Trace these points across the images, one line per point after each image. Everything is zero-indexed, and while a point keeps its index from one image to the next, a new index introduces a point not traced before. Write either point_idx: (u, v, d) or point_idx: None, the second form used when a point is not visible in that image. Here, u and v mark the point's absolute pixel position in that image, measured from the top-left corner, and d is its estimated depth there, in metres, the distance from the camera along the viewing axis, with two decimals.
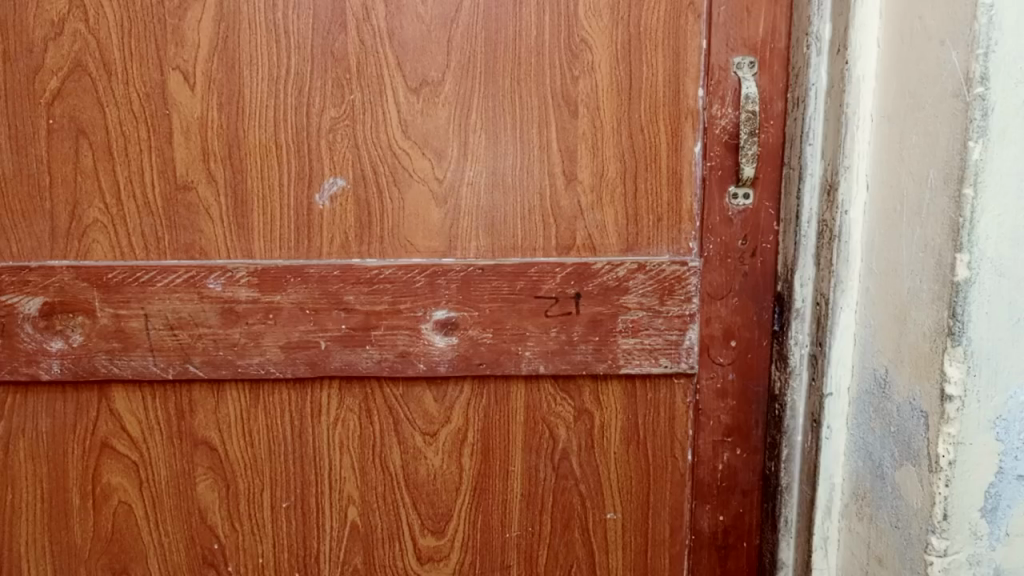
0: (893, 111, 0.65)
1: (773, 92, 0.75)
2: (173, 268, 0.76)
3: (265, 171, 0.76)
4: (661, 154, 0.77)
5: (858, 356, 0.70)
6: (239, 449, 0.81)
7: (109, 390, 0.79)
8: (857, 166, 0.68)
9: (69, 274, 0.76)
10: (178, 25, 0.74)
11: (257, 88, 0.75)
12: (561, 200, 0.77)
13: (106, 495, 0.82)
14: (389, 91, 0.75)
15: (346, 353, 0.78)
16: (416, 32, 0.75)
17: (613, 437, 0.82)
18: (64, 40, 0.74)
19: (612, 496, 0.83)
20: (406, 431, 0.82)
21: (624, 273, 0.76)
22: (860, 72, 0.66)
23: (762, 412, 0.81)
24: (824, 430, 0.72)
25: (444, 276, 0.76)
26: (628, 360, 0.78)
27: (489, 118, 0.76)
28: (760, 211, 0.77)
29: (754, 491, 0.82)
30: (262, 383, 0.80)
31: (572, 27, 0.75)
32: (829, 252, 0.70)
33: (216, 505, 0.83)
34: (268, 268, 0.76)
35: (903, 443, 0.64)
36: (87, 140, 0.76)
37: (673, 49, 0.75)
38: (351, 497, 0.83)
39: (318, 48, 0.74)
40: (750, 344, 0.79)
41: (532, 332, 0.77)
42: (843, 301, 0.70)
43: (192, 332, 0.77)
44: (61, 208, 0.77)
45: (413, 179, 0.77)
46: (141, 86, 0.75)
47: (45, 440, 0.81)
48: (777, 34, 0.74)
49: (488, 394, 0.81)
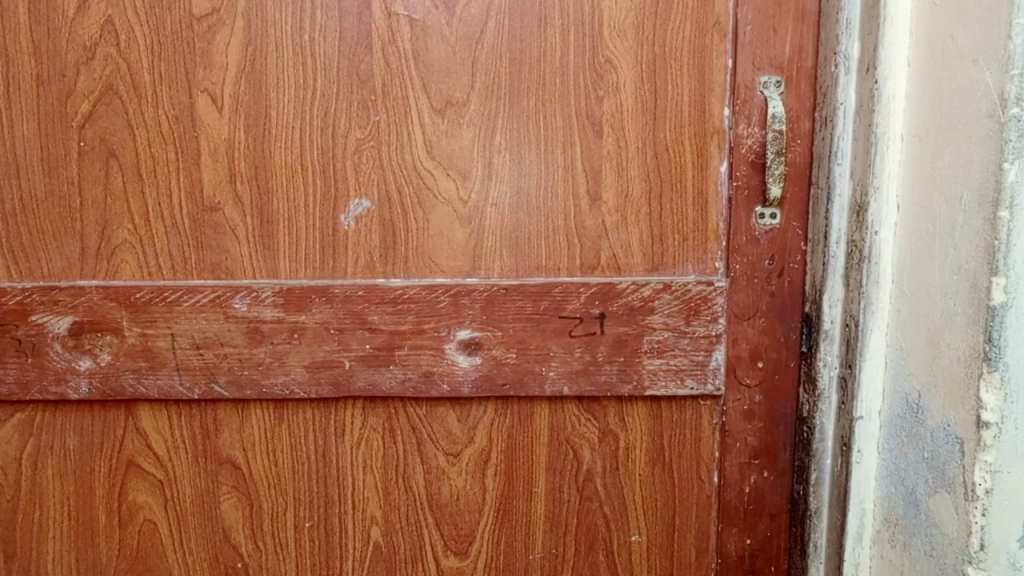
0: (924, 132, 0.64)
1: (800, 111, 0.74)
2: (199, 288, 0.77)
3: (291, 192, 0.77)
4: (686, 173, 0.76)
5: (889, 379, 0.69)
6: (264, 467, 0.82)
7: (136, 408, 0.80)
8: (886, 186, 0.67)
9: (98, 294, 0.76)
10: (207, 48, 0.75)
11: (284, 110, 0.76)
12: (585, 220, 0.77)
13: (132, 513, 0.82)
14: (414, 112, 0.76)
15: (371, 373, 0.78)
16: (441, 54, 0.75)
17: (638, 459, 0.81)
18: (96, 64, 0.75)
19: (636, 518, 0.82)
20: (429, 451, 0.81)
21: (649, 293, 0.76)
22: (889, 92, 0.66)
23: (790, 435, 0.79)
24: (854, 454, 0.71)
25: (467, 295, 0.76)
26: (653, 380, 0.77)
27: (514, 139, 0.76)
28: (788, 231, 0.76)
29: (782, 515, 0.81)
30: (287, 403, 0.80)
31: (596, 48, 0.75)
32: (858, 273, 0.69)
33: (240, 525, 0.83)
34: (294, 288, 0.76)
35: (937, 470, 0.63)
36: (117, 161, 0.77)
37: (697, 69, 0.75)
38: (375, 517, 0.83)
39: (344, 70, 0.75)
40: (778, 364, 0.78)
41: (556, 352, 0.77)
42: (874, 323, 0.69)
43: (217, 351, 0.77)
44: (90, 228, 0.77)
45: (437, 200, 0.77)
46: (171, 109, 0.76)
47: (73, 458, 0.81)
48: (805, 52, 0.74)
49: (512, 414, 0.80)
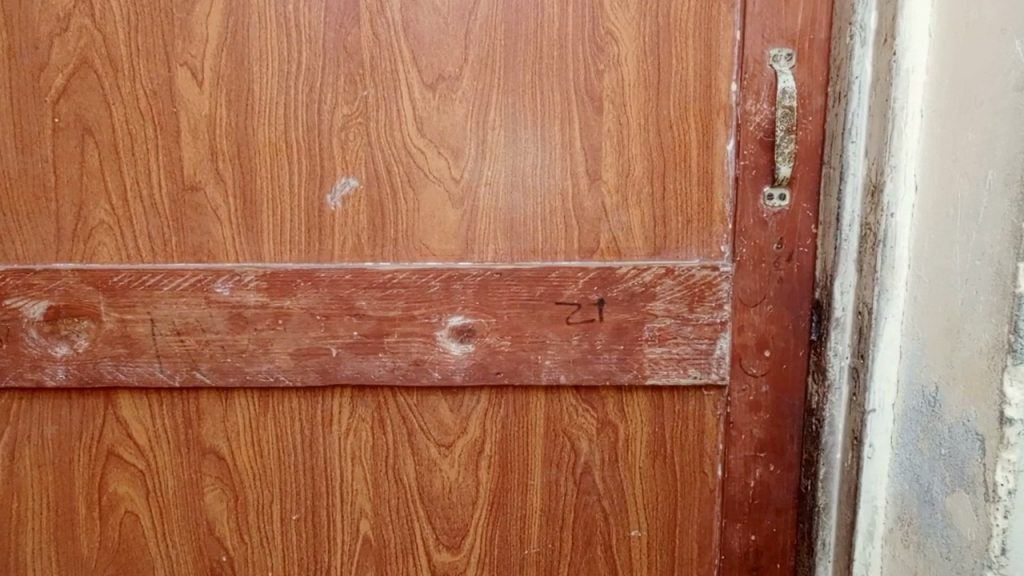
0: (945, 107, 0.60)
1: (812, 86, 0.70)
2: (179, 271, 0.73)
3: (275, 171, 0.73)
4: (691, 152, 0.72)
5: (904, 370, 0.65)
6: (248, 458, 0.79)
7: (116, 396, 0.77)
8: (904, 165, 0.63)
9: (75, 277, 0.73)
10: (185, 18, 0.71)
11: (267, 85, 0.72)
12: (584, 201, 0.73)
13: (113, 505, 0.79)
14: (403, 87, 0.72)
15: (359, 361, 0.74)
16: (432, 25, 0.71)
17: (639, 451, 0.77)
18: (69, 36, 0.71)
19: (636, 512, 0.79)
20: (421, 442, 0.78)
21: (650, 278, 0.72)
22: (909, 64, 0.61)
23: (797, 428, 0.76)
24: (865, 449, 0.67)
25: (460, 280, 0.73)
26: (654, 370, 0.74)
27: (509, 116, 0.72)
28: (798, 213, 0.72)
29: (788, 510, 0.77)
30: (272, 391, 0.77)
31: (597, 18, 0.70)
32: (872, 258, 0.66)
33: (224, 517, 0.80)
34: (278, 272, 0.73)
35: (955, 468, 0.59)
36: (93, 138, 0.73)
37: (703, 41, 0.71)
38: (364, 510, 0.80)
39: (330, 42, 0.71)
40: (786, 354, 0.74)
41: (552, 340, 0.73)
42: (888, 310, 0.65)
43: (199, 338, 0.74)
44: (66, 209, 0.74)
45: (429, 179, 0.73)
46: (148, 83, 0.72)
47: (51, 448, 0.78)
48: (818, 23, 0.69)
49: (507, 404, 0.77)
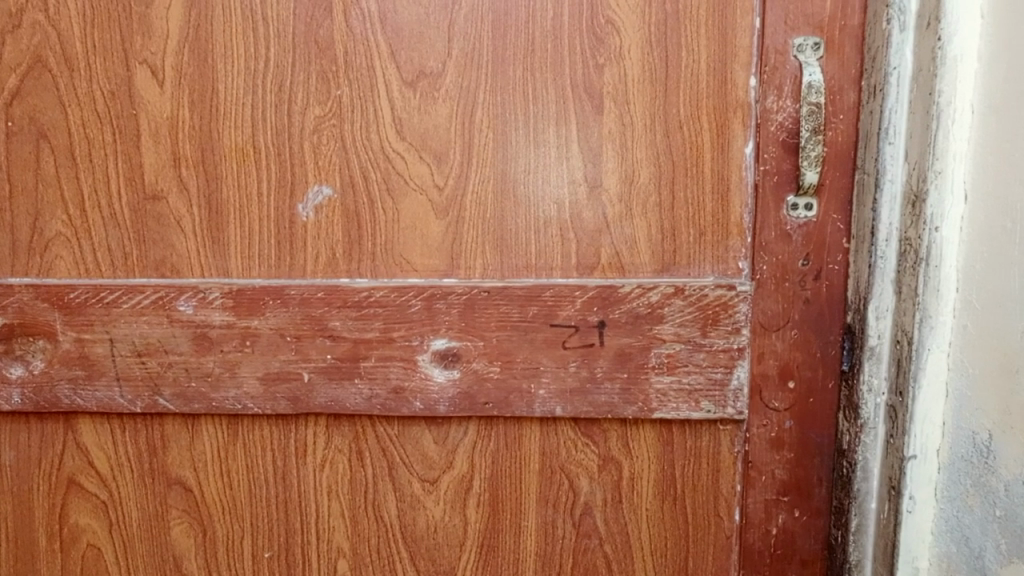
0: (1001, 102, 0.50)
1: (843, 79, 0.61)
2: (140, 287, 0.67)
3: (242, 178, 0.67)
4: (704, 156, 0.64)
5: (951, 411, 0.56)
6: (217, 491, 0.72)
7: (76, 422, 0.71)
8: (951, 171, 0.54)
9: (29, 293, 0.68)
10: (144, 12, 0.65)
11: (232, 84, 0.66)
12: (583, 212, 0.65)
13: (74, 538, 0.74)
14: (381, 84, 0.65)
15: (333, 388, 0.67)
16: (412, 16, 0.64)
17: (645, 492, 0.69)
18: (22, 33, 0.66)
19: (642, 560, 0.70)
20: (403, 477, 0.71)
21: (657, 299, 0.64)
22: (957, 51, 0.52)
23: (826, 469, 0.66)
24: (905, 502, 0.58)
25: (443, 299, 0.65)
26: (662, 402, 0.65)
27: (497, 116, 0.65)
28: (827, 225, 0.63)
29: (816, 562, 0.68)
30: (242, 418, 0.70)
31: (595, 6, 0.62)
32: (913, 280, 0.56)
33: (192, 554, 0.74)
34: (245, 289, 0.66)
35: (1014, 534, 0.50)
36: (49, 143, 0.68)
37: (717, 30, 0.62)
38: (342, 549, 0.73)
39: (300, 36, 0.65)
40: (813, 385, 0.65)
41: (547, 367, 0.65)
42: (932, 341, 0.56)
43: (162, 360, 0.68)
44: (21, 219, 0.69)
45: (409, 187, 0.66)
46: (106, 83, 0.66)
47: (10, 475, 0.73)
48: (850, 7, 0.60)
49: (498, 437, 0.69)
